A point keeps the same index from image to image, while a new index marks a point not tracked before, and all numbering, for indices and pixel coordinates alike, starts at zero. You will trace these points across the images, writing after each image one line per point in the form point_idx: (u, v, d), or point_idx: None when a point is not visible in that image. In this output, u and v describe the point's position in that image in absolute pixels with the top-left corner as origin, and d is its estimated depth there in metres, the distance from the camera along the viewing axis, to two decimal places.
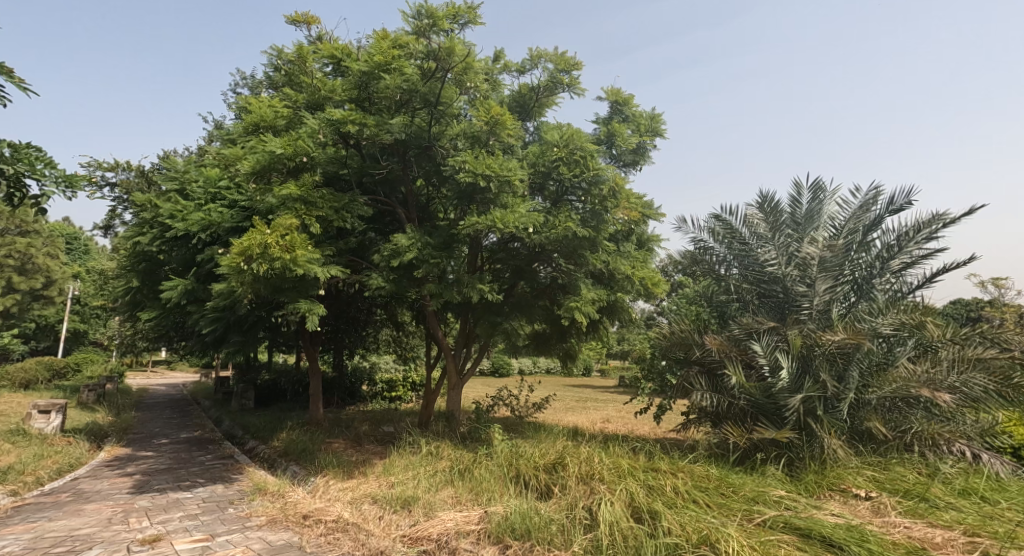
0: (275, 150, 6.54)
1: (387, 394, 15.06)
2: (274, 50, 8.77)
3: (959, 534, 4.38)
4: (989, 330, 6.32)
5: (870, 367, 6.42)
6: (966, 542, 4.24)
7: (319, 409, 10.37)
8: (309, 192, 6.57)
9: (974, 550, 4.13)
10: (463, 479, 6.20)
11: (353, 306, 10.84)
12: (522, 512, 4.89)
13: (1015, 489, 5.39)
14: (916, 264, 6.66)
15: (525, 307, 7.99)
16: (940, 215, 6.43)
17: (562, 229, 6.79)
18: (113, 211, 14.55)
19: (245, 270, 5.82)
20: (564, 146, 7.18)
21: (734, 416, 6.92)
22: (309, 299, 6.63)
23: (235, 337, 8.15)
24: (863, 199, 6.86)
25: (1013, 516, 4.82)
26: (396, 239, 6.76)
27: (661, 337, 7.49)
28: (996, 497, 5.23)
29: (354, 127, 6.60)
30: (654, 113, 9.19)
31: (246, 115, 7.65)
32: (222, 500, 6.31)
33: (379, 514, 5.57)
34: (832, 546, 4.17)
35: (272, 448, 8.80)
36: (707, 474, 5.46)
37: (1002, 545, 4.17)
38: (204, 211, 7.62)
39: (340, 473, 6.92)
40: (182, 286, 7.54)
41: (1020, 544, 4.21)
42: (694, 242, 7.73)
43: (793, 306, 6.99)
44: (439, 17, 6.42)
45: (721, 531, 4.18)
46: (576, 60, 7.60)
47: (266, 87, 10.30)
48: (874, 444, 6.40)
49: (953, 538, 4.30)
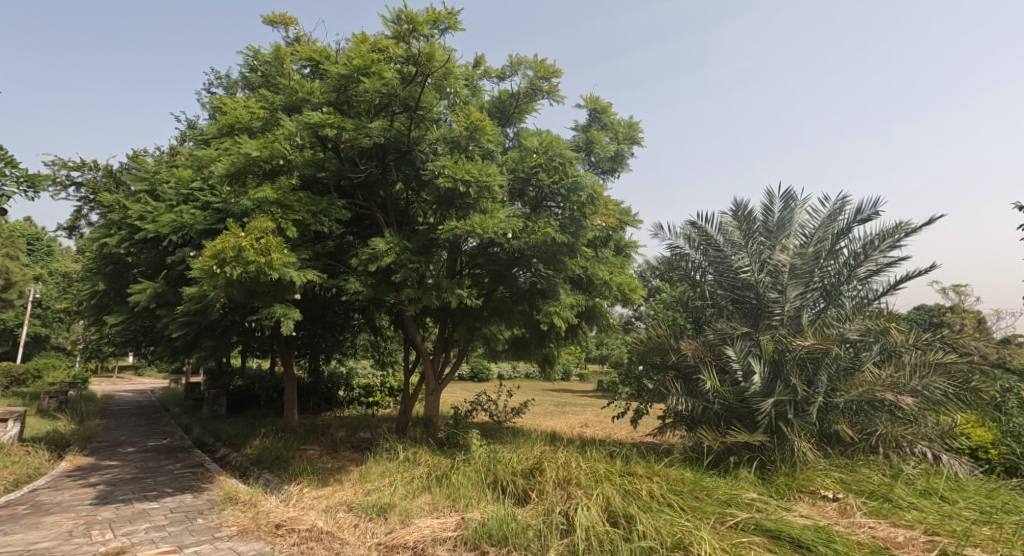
0: (250, 152, 6.45)
1: (364, 399, 14.88)
2: (250, 50, 8.63)
3: (920, 534, 4.50)
4: (950, 336, 6.58)
5: (837, 372, 6.65)
6: (926, 541, 4.36)
7: (293, 415, 10.17)
8: (286, 195, 6.47)
9: (934, 549, 4.25)
10: (441, 485, 6.15)
11: (331, 310, 10.70)
12: (500, 518, 4.87)
13: (974, 490, 5.56)
14: (882, 272, 6.85)
15: (504, 313, 7.97)
16: (904, 225, 6.64)
17: (541, 235, 6.82)
18: (79, 211, 14.12)
19: (217, 273, 5.69)
20: (543, 152, 7.36)
21: (709, 420, 6.99)
22: (285, 303, 6.55)
23: (207, 342, 7.97)
24: (832, 208, 7.03)
25: (971, 515, 4.97)
26: (374, 243, 6.68)
27: (639, 342, 7.58)
28: (955, 497, 5.40)
29: (332, 131, 6.54)
30: (631, 121, 9.33)
31: (220, 116, 7.52)
32: (190, 510, 6.14)
33: (355, 522, 5.48)
34: (800, 547, 4.25)
35: (244, 456, 8.60)
36: (682, 478, 5.50)
37: (961, 543, 4.30)
38: (175, 213, 7.45)
39: (314, 480, 6.80)
40: (151, 290, 7.35)
41: (977, 542, 4.34)
42: (671, 248, 7.84)
43: (765, 312, 7.10)
44: (419, 22, 6.40)
45: (694, 534, 4.24)
46: (555, 67, 7.63)
47: (241, 88, 10.13)
48: (841, 446, 6.53)
49: (914, 538, 4.42)
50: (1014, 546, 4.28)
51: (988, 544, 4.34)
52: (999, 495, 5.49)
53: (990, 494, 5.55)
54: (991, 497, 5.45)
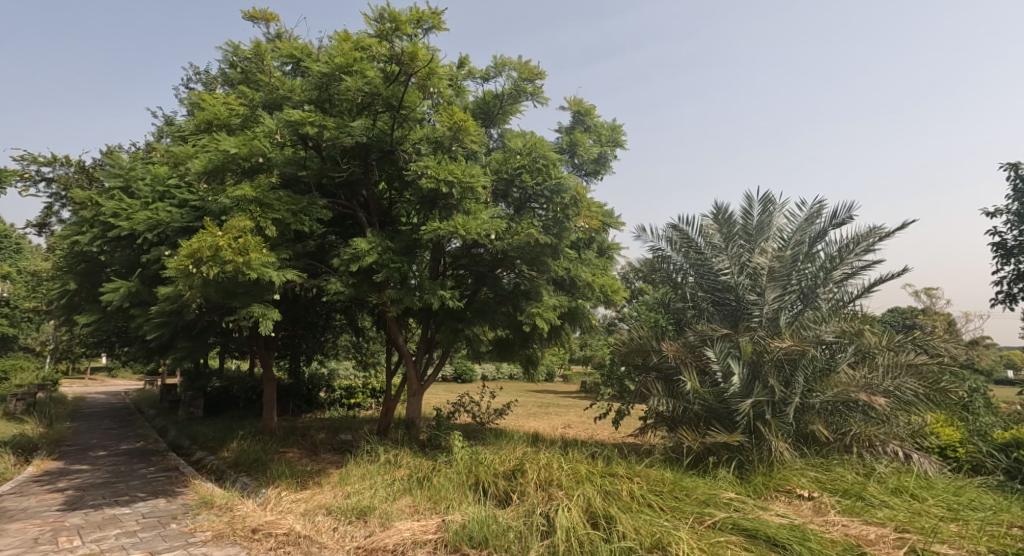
0: (229, 149, 6.38)
1: (345, 401, 14.51)
2: (230, 46, 8.51)
3: (891, 531, 4.58)
4: (920, 338, 6.70)
5: (813, 373, 6.71)
6: (896, 538, 4.45)
7: (272, 417, 10.00)
8: (265, 194, 6.35)
9: (903, 546, 4.33)
10: (422, 488, 6.09)
11: (313, 310, 10.55)
12: (481, 520, 4.85)
13: (942, 487, 5.68)
14: (856, 275, 6.97)
15: (488, 313, 7.88)
16: (877, 229, 6.76)
17: (524, 236, 6.80)
18: (49, 208, 13.74)
19: (192, 273, 5.54)
20: (527, 154, 7.42)
21: (690, 421, 7.02)
22: (264, 304, 6.46)
23: (183, 343, 7.80)
24: (808, 212, 7.13)
25: (940, 512, 5.07)
26: (355, 243, 6.61)
27: (621, 344, 7.66)
28: (925, 494, 5.50)
29: (314, 129, 6.45)
30: (614, 124, 9.41)
31: (198, 112, 7.47)
32: (164, 515, 5.99)
33: (333, 525, 5.40)
34: (776, 546, 4.29)
35: (221, 459, 8.43)
36: (662, 478, 5.52)
37: (929, 540, 4.37)
38: (151, 210, 7.27)
39: (293, 484, 6.67)
40: (125, 289, 7.17)
41: (945, 538, 4.43)
42: (653, 250, 7.85)
43: (744, 314, 7.19)
44: (402, 21, 6.32)
45: (672, 534, 4.26)
46: (540, 69, 7.60)
47: (221, 85, 9.96)
48: (817, 446, 6.60)
49: (885, 535, 4.50)
50: (981, 543, 4.37)
51: (955, 540, 4.43)
52: (966, 493, 5.61)
53: (957, 491, 5.67)
54: (959, 495, 5.57)
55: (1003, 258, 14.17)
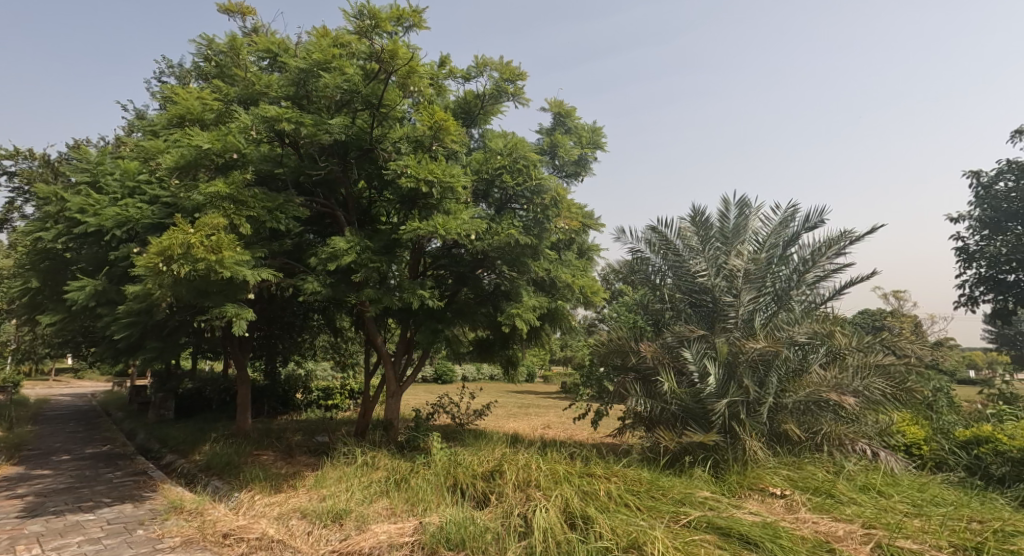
0: (202, 144, 6.27)
1: (323, 402, 14.34)
2: (204, 39, 8.29)
3: (858, 527, 4.66)
4: (888, 338, 6.84)
5: (786, 373, 6.82)
6: (863, 534, 4.52)
7: (246, 419, 9.78)
8: (240, 190, 6.20)
9: (870, 542, 4.41)
10: (399, 489, 6.02)
11: (289, 310, 10.35)
12: (458, 521, 4.80)
13: (907, 484, 5.78)
14: (828, 278, 7.10)
15: (468, 314, 7.87)
16: (848, 233, 6.89)
17: (504, 236, 6.76)
18: (11, 204, 13.30)
19: (162, 272, 5.39)
20: (508, 154, 7.34)
21: (667, 421, 7.03)
22: (238, 304, 6.32)
23: (152, 343, 7.58)
24: (783, 216, 7.22)
25: (905, 508, 5.16)
26: (333, 242, 6.51)
27: (600, 344, 7.69)
28: (891, 491, 5.60)
29: (290, 125, 6.34)
30: (594, 125, 9.45)
31: (170, 106, 7.39)
32: (130, 521, 5.80)
33: (308, 529, 5.28)
34: (748, 543, 4.33)
35: (192, 463, 8.20)
36: (639, 478, 5.53)
37: (894, 535, 4.46)
38: (120, 206, 7.06)
39: (267, 487, 6.54)
40: (92, 287, 6.95)
41: (909, 534, 4.50)
42: (632, 252, 7.88)
43: (720, 316, 7.24)
44: (381, 19, 6.36)
45: (648, 534, 4.26)
46: (521, 70, 7.53)
47: (194, 78, 9.73)
48: (789, 445, 6.65)
49: (853, 531, 4.57)
50: (942, 538, 4.47)
51: (918, 535, 4.52)
52: (930, 489, 5.73)
53: (922, 487, 5.78)
54: (923, 491, 5.68)
55: (965, 263, 14.63)
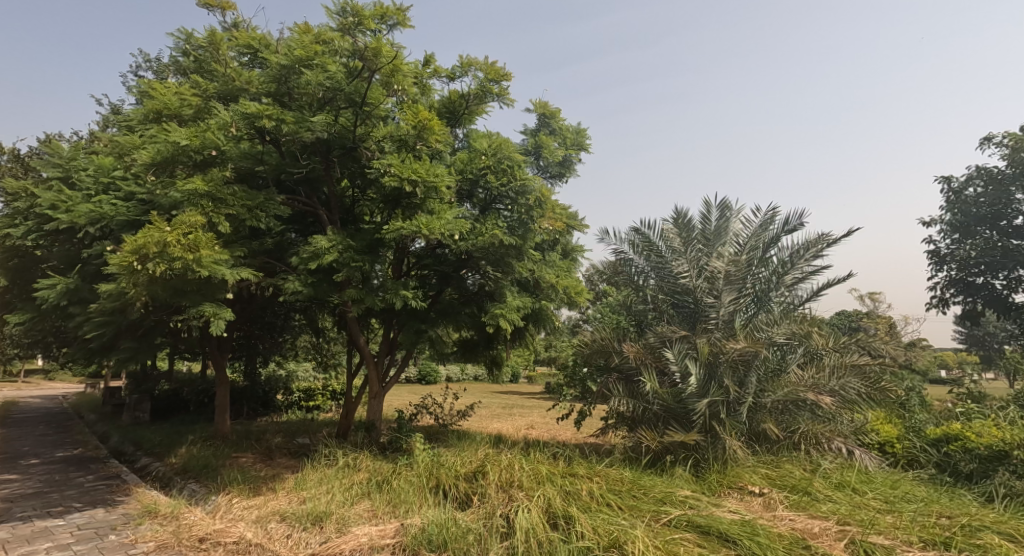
0: (179, 141, 6.12)
1: (305, 403, 14.28)
2: (182, 33, 8.11)
3: (833, 524, 4.71)
4: (864, 339, 6.96)
5: (765, 373, 6.89)
6: (837, 530, 4.58)
7: (225, 420, 9.59)
8: (218, 188, 6.06)
9: (844, 538, 4.47)
10: (381, 491, 5.95)
11: (269, 310, 10.19)
12: (440, 523, 4.76)
13: (881, 481, 5.88)
14: (806, 280, 7.18)
15: (451, 314, 7.82)
16: (826, 236, 6.97)
17: (488, 236, 6.74)
18: None
19: (137, 271, 5.25)
20: (492, 154, 7.32)
21: (649, 421, 7.05)
22: (216, 303, 6.20)
23: (127, 344, 7.38)
24: (763, 219, 7.27)
25: (878, 505, 5.24)
26: (315, 241, 6.42)
27: (583, 345, 7.69)
28: (865, 488, 5.69)
29: (271, 122, 6.26)
30: (579, 127, 9.49)
31: (147, 101, 7.24)
32: (102, 526, 5.65)
33: (287, 532, 5.19)
34: (727, 541, 4.36)
35: (168, 466, 8.02)
36: (621, 478, 5.55)
37: (867, 531, 4.52)
38: (94, 203, 6.87)
39: (245, 490, 6.42)
40: (63, 286, 6.76)
41: (881, 529, 4.58)
42: (616, 253, 7.89)
43: (701, 316, 7.29)
44: (365, 16, 6.34)
45: (629, 533, 4.26)
46: (506, 70, 7.50)
47: (172, 73, 9.53)
48: (768, 444, 6.71)
49: (828, 528, 4.62)
50: (913, 533, 4.56)
51: (890, 531, 4.59)
52: (902, 486, 5.83)
53: (894, 484, 5.88)
54: (896, 488, 5.78)
55: (936, 266, 14.95)
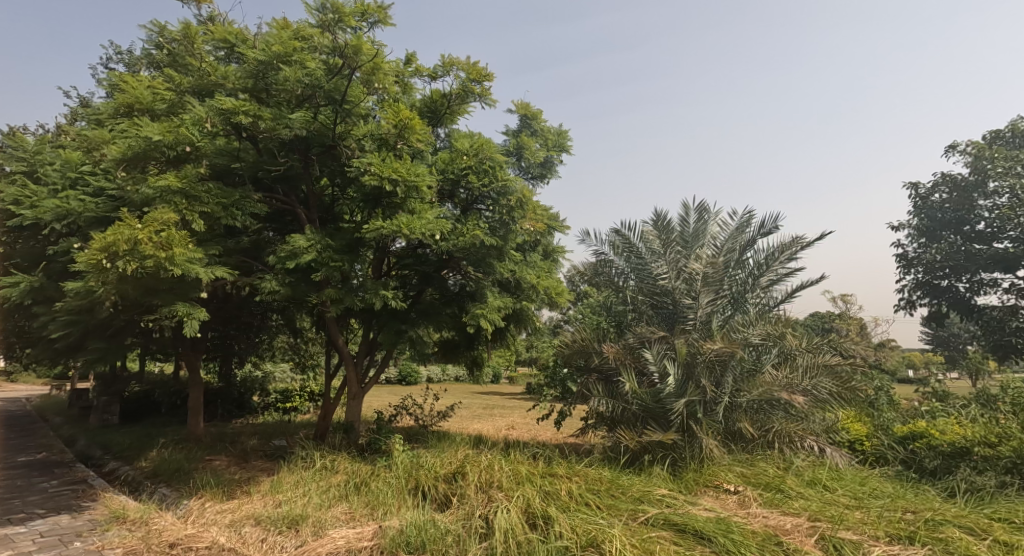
0: (152, 136, 5.97)
1: (281, 405, 14.08)
2: (155, 25, 7.93)
3: (804, 520, 4.77)
4: (835, 340, 7.07)
5: (741, 373, 6.94)
6: (808, 526, 4.63)
7: (198, 423, 9.39)
8: (193, 185, 5.93)
9: (815, 534, 4.53)
10: (359, 494, 5.87)
11: (245, 310, 10.01)
12: (419, 524, 4.70)
13: (850, 478, 5.98)
14: (781, 281, 7.28)
15: (432, 314, 7.69)
16: (800, 239, 7.08)
17: (469, 237, 6.69)
18: None
19: (107, 269, 5.12)
20: (473, 154, 7.24)
21: (628, 421, 7.07)
22: (189, 303, 6.05)
23: (94, 344, 7.16)
24: (739, 221, 7.35)
25: (847, 501, 5.32)
26: (293, 240, 6.31)
27: (564, 345, 7.70)
28: (835, 485, 5.78)
29: (247, 118, 6.13)
30: (561, 129, 9.50)
31: (118, 94, 7.06)
32: (66, 533, 5.46)
33: (262, 536, 5.08)
34: (702, 538, 4.40)
35: (138, 469, 7.80)
36: (600, 477, 5.55)
37: (836, 527, 4.59)
38: (60, 199, 6.68)
39: (218, 493, 6.27)
40: (28, 284, 6.55)
41: (849, 525, 4.65)
42: (596, 254, 7.91)
43: (680, 318, 7.33)
44: (346, 13, 6.30)
45: (606, 532, 4.25)
46: (488, 71, 7.46)
47: (144, 66, 9.31)
48: (743, 442, 6.79)
49: (799, 524, 4.68)
50: (880, 528, 4.64)
51: (858, 526, 4.66)
52: (870, 482, 5.94)
53: (862, 481, 5.98)
54: (864, 484, 5.88)
55: (904, 269, 15.29)
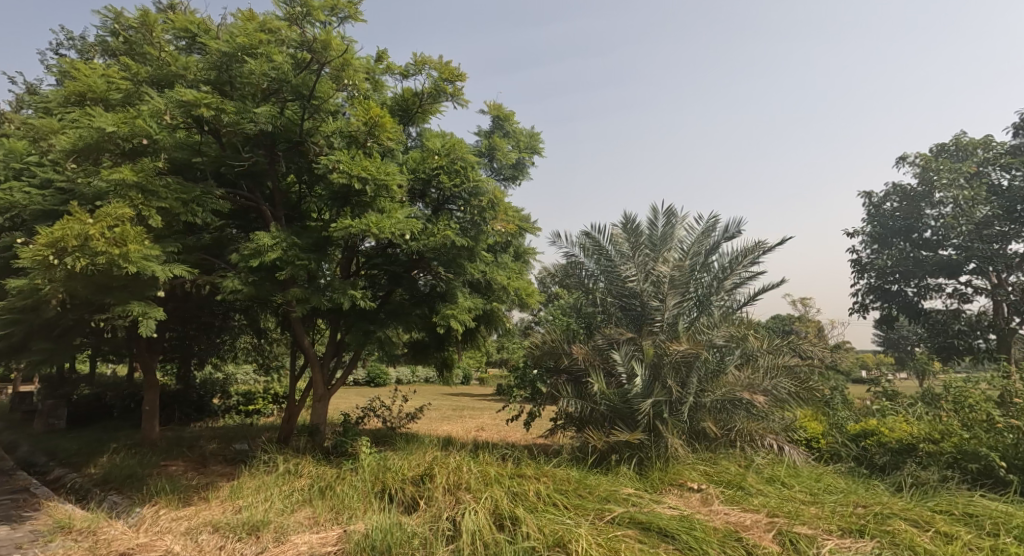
0: (106, 127, 5.61)
1: (243, 407, 13.70)
2: (111, 11, 7.60)
3: (764, 516, 4.83)
4: (796, 341, 7.21)
5: (706, 374, 6.99)
6: (767, 522, 4.69)
7: (154, 427, 9.02)
8: (150, 179, 5.69)
9: (773, 529, 4.59)
10: (323, 498, 5.70)
11: (206, 310, 9.69)
12: (385, 528, 4.54)
13: (806, 474, 6.07)
14: (744, 284, 7.38)
15: (401, 315, 7.49)
16: (762, 243, 7.20)
17: (440, 237, 6.59)
18: None
19: (55, 266, 4.87)
20: (445, 154, 7.14)
21: (596, 422, 7.06)
22: (145, 301, 5.79)
23: (40, 345, 6.79)
24: (705, 226, 7.43)
25: (803, 497, 5.41)
26: (258, 237, 6.10)
27: (535, 347, 7.69)
28: (792, 482, 5.86)
29: (210, 112, 5.91)
30: (532, 131, 9.47)
31: (69, 82, 6.74)
32: (6, 545, 5.16)
33: (220, 544, 4.88)
34: (666, 536, 4.40)
35: (87, 476, 7.44)
36: (568, 477, 5.52)
37: (793, 522, 4.66)
38: (3, 191, 6.35)
39: (174, 500, 6.01)
40: None
41: (805, 520, 4.72)
42: (566, 256, 7.89)
43: (647, 319, 7.36)
44: (314, 7, 6.17)
45: (573, 532, 4.22)
46: (461, 70, 7.37)
47: (99, 54, 8.93)
48: (707, 442, 6.87)
49: (759, 520, 4.73)
50: (833, 522, 4.72)
51: (813, 521, 4.73)
52: (825, 478, 6.05)
53: (817, 477, 6.10)
54: (819, 480, 5.98)
55: (858, 274, 15.75)
